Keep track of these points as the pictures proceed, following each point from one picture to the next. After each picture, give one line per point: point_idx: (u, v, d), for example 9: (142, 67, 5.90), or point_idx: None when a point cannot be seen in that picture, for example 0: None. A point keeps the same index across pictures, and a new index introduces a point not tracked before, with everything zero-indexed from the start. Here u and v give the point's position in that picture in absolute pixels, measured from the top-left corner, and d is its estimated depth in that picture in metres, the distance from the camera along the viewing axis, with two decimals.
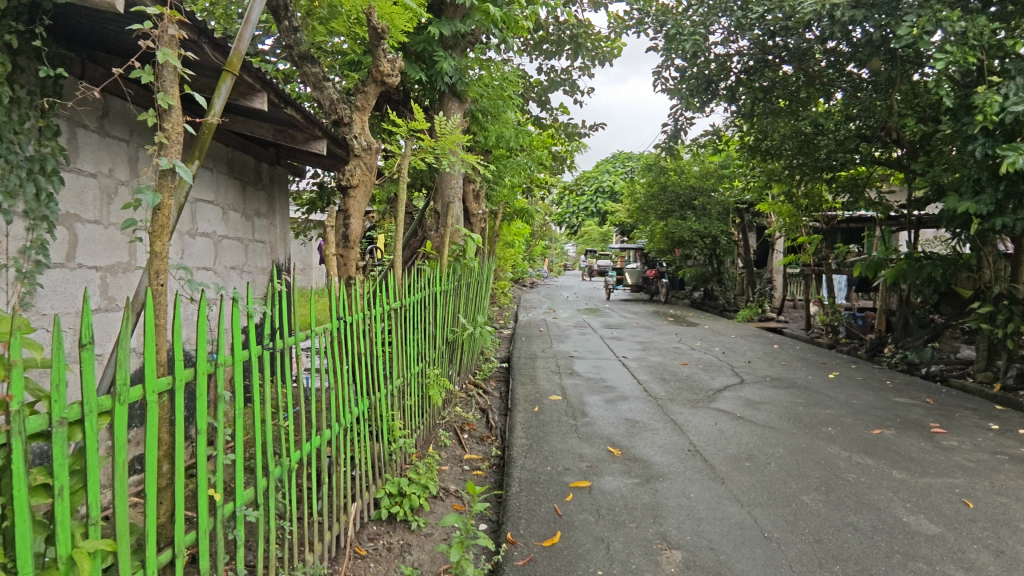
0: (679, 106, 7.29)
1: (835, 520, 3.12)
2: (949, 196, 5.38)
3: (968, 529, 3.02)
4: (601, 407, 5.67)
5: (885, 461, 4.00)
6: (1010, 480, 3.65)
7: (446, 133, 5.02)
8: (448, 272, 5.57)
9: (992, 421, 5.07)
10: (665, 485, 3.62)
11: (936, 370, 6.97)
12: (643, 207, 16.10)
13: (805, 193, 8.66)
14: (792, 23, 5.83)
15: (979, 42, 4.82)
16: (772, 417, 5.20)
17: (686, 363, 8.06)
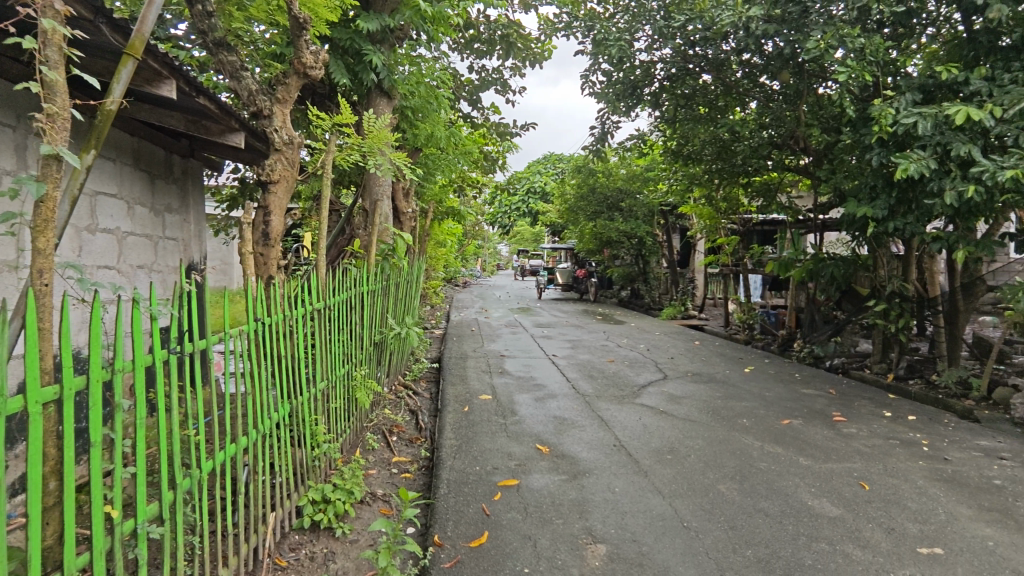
0: (607, 110, 7.46)
1: (748, 507, 3.29)
2: (849, 201, 5.82)
3: (864, 509, 3.27)
4: (531, 405, 5.72)
5: (793, 449, 4.26)
6: (900, 463, 3.99)
7: (373, 129, 4.90)
8: (376, 271, 5.43)
9: (885, 409, 5.52)
10: (591, 481, 3.70)
11: (839, 363, 7.52)
12: (573, 208, 16.43)
13: (723, 198, 9.10)
14: (711, 33, 6.10)
15: (875, 58, 5.24)
16: (692, 410, 5.43)
17: (613, 360, 8.28)
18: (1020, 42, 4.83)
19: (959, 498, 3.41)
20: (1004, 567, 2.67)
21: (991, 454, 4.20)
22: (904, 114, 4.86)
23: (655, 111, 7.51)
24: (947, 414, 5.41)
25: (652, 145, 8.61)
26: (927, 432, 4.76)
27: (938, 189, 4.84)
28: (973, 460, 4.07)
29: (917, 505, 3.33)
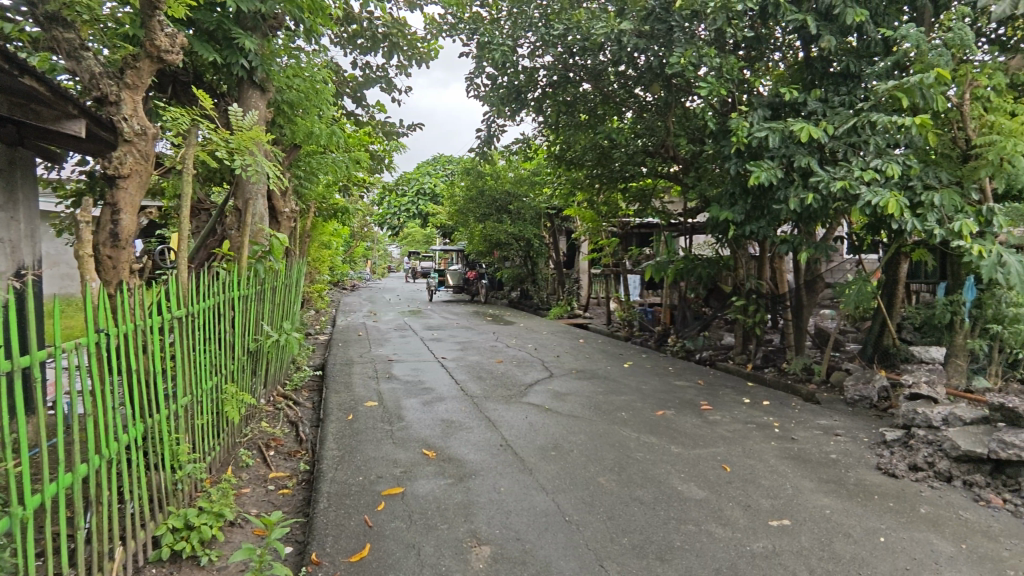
0: (491, 113, 7.49)
1: (625, 496, 3.45)
2: (712, 207, 6.32)
3: (726, 489, 3.55)
4: (419, 410, 5.61)
5: (666, 439, 4.55)
6: (756, 445, 4.40)
7: (246, 128, 4.59)
8: (248, 275, 5.03)
9: (745, 396, 6.08)
10: (476, 483, 3.70)
11: (707, 356, 8.16)
12: (463, 210, 16.43)
13: (604, 202, 9.53)
14: (589, 44, 6.34)
15: (731, 77, 5.74)
16: (576, 406, 5.63)
17: (501, 360, 8.37)
18: (846, 69, 5.56)
19: (804, 473, 3.83)
20: (838, 531, 3.02)
21: (829, 432, 4.76)
22: (756, 128, 5.37)
23: (539, 116, 7.69)
24: (795, 398, 6.06)
25: (537, 150, 8.80)
26: (779, 415, 5.29)
27: (785, 197, 5.39)
28: (814, 437, 4.58)
29: (769, 482, 3.68)
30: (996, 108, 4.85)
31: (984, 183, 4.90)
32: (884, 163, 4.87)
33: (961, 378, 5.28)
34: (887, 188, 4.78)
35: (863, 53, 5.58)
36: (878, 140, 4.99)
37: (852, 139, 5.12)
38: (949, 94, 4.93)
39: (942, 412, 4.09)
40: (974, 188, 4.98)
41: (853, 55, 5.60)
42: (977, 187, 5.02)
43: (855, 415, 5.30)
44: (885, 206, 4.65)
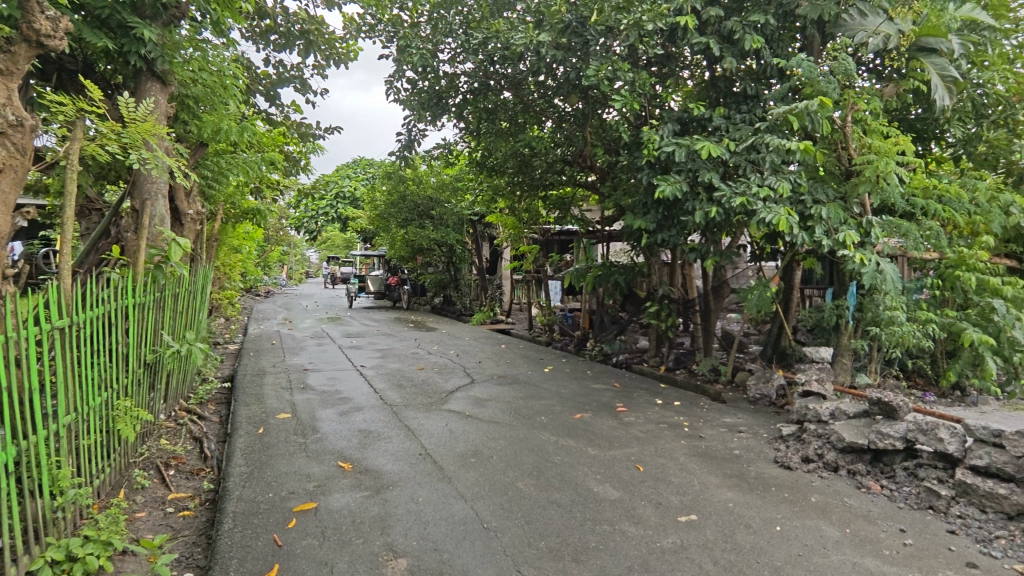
0: (411, 118, 7.41)
1: (543, 500, 3.50)
2: (628, 215, 6.57)
3: (639, 488, 3.68)
4: (335, 421, 5.41)
5: (583, 441, 4.66)
6: (667, 444, 4.60)
7: (138, 118, 4.23)
8: (146, 283, 4.65)
9: (658, 397, 6.34)
10: (394, 494, 3.61)
11: (623, 359, 8.45)
12: (384, 215, 16.09)
13: (525, 208, 9.65)
14: (508, 53, 6.39)
15: (643, 91, 5.97)
16: (496, 412, 5.65)
17: (422, 367, 8.26)
18: (746, 90, 5.96)
19: (710, 469, 4.04)
20: (740, 523, 3.21)
21: (733, 429, 5.05)
22: (665, 143, 5.65)
23: (459, 122, 7.68)
24: (703, 397, 6.40)
25: (458, 157, 8.78)
26: (688, 415, 5.56)
27: (692, 208, 5.68)
28: (720, 435, 4.85)
29: (679, 479, 3.85)
30: (873, 131, 5.36)
31: (864, 199, 5.39)
32: (776, 181, 5.27)
33: (846, 376, 5.78)
34: (780, 204, 5.18)
35: (761, 76, 6.00)
36: (773, 157, 5.37)
37: (752, 155, 5.48)
38: (835, 117, 5.39)
39: (830, 408, 4.45)
40: (855, 203, 5.47)
41: (753, 77, 6.00)
42: (858, 202, 5.53)
43: (756, 412, 5.66)
44: (777, 223, 5.01)
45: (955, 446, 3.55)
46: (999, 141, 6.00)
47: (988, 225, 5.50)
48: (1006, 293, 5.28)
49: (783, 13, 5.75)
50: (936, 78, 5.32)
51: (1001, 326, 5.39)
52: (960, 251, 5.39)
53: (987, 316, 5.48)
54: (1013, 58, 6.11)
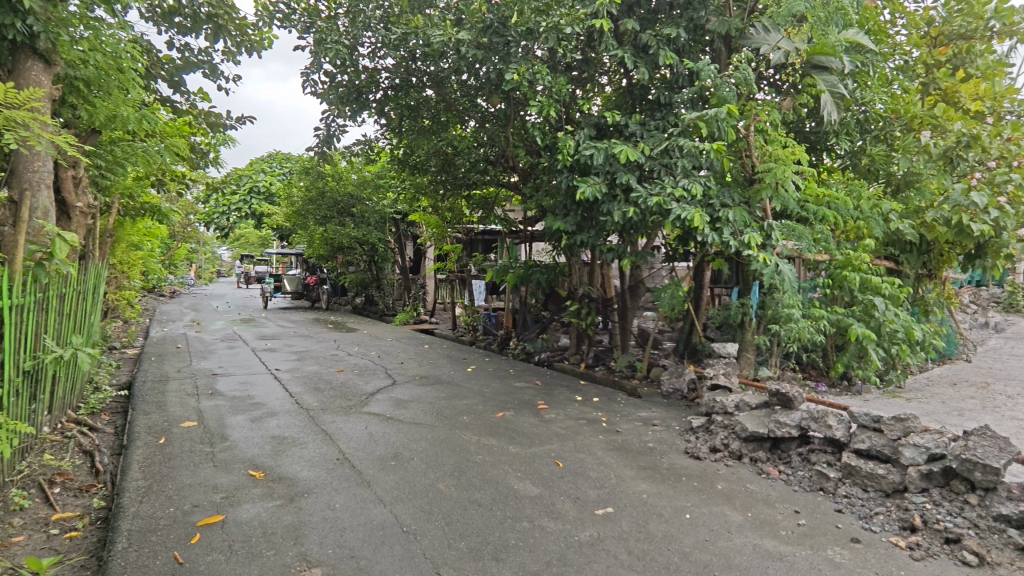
0: (329, 113, 7.11)
1: (464, 500, 3.49)
2: (548, 216, 6.70)
3: (558, 484, 3.76)
4: (246, 428, 5.13)
5: (504, 439, 4.70)
6: (586, 439, 4.72)
7: (20, 99, 3.76)
8: (25, 282, 4.17)
9: (578, 394, 6.50)
10: (310, 501, 3.48)
11: (545, 357, 8.61)
12: (301, 212, 15.47)
13: (448, 207, 9.60)
14: (429, 50, 6.32)
15: (560, 97, 6.11)
16: (418, 413, 5.57)
17: (341, 369, 8.02)
18: (660, 98, 6.22)
19: (625, 462, 4.18)
20: (653, 512, 3.35)
21: (648, 423, 5.25)
22: (584, 146, 5.82)
23: (381, 118, 7.51)
24: (621, 393, 6.62)
25: (380, 154, 8.56)
26: (606, 410, 5.73)
27: (609, 210, 5.87)
28: (636, 429, 5.03)
29: (596, 473, 3.96)
30: (773, 141, 5.77)
31: (765, 204, 5.81)
32: (689, 183, 5.53)
33: (750, 369, 6.17)
34: (691, 206, 5.44)
35: (674, 85, 6.27)
36: (685, 162, 5.64)
37: (665, 159, 5.72)
38: (740, 126, 5.75)
39: (735, 400, 4.72)
40: (757, 207, 5.86)
41: (666, 86, 6.27)
42: (760, 207, 5.92)
43: (669, 406, 5.93)
44: (690, 221, 5.32)
45: (842, 431, 3.89)
46: (880, 155, 6.61)
47: (870, 229, 6.05)
48: (885, 292, 5.84)
49: (694, 27, 6.16)
50: (828, 94, 5.78)
51: (881, 322, 5.95)
52: (847, 254, 5.90)
53: (869, 312, 6.02)
54: (892, 79, 6.74)
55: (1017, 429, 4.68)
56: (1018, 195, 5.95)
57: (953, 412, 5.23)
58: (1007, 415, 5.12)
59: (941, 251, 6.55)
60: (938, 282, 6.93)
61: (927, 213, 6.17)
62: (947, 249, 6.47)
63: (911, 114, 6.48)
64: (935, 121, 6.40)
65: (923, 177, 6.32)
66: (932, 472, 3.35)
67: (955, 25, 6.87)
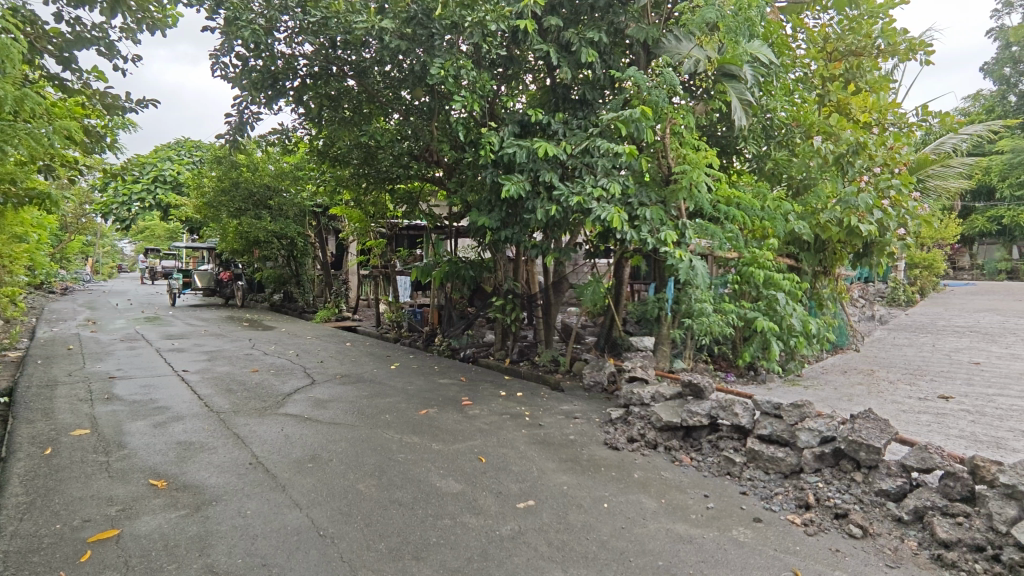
0: (242, 99, 6.66)
1: (384, 501, 3.41)
2: (473, 212, 6.69)
3: (480, 479, 3.76)
4: (147, 434, 4.77)
5: (427, 437, 4.64)
6: (508, 433, 4.76)
7: None
8: None
9: (502, 389, 6.54)
10: (218, 509, 3.29)
11: (470, 353, 8.59)
12: (212, 203, 14.55)
13: (372, 201, 9.39)
14: (350, 38, 6.12)
15: (483, 93, 6.12)
16: (338, 413, 5.41)
17: (256, 369, 7.64)
18: (583, 97, 6.37)
19: (547, 455, 4.26)
20: (572, 503, 3.42)
21: (569, 415, 5.37)
22: (508, 144, 5.85)
23: (299, 107, 7.16)
24: (544, 387, 6.73)
25: (298, 145, 8.16)
26: (530, 404, 5.81)
27: (533, 207, 5.95)
28: (557, 422, 5.12)
29: (518, 467, 4.00)
30: (687, 143, 6.02)
31: (680, 204, 6.06)
32: (608, 182, 5.68)
33: (666, 362, 6.45)
34: (610, 204, 5.60)
35: (596, 85, 6.42)
36: (605, 161, 5.79)
37: (587, 158, 5.86)
38: (657, 128, 5.95)
39: (651, 391, 4.91)
40: (673, 207, 6.11)
41: (589, 86, 6.42)
42: (676, 206, 6.17)
43: (590, 398, 6.10)
44: (609, 220, 5.47)
45: (747, 418, 4.14)
46: (782, 159, 7.06)
47: (774, 229, 6.47)
48: (786, 288, 6.24)
49: (614, 30, 6.34)
50: (736, 101, 6.13)
51: (782, 315, 6.36)
52: (753, 252, 6.25)
53: (772, 306, 6.42)
54: (794, 89, 7.19)
55: (896, 411, 5.16)
56: (898, 199, 6.60)
57: (843, 397, 5.70)
58: (888, 399, 5.65)
59: (834, 250, 7.05)
60: (832, 278, 7.48)
61: (822, 213, 6.62)
62: (840, 248, 6.97)
63: (810, 122, 6.93)
64: (830, 130, 6.85)
65: (820, 181, 6.79)
66: (824, 454, 3.64)
67: (848, 42, 7.45)
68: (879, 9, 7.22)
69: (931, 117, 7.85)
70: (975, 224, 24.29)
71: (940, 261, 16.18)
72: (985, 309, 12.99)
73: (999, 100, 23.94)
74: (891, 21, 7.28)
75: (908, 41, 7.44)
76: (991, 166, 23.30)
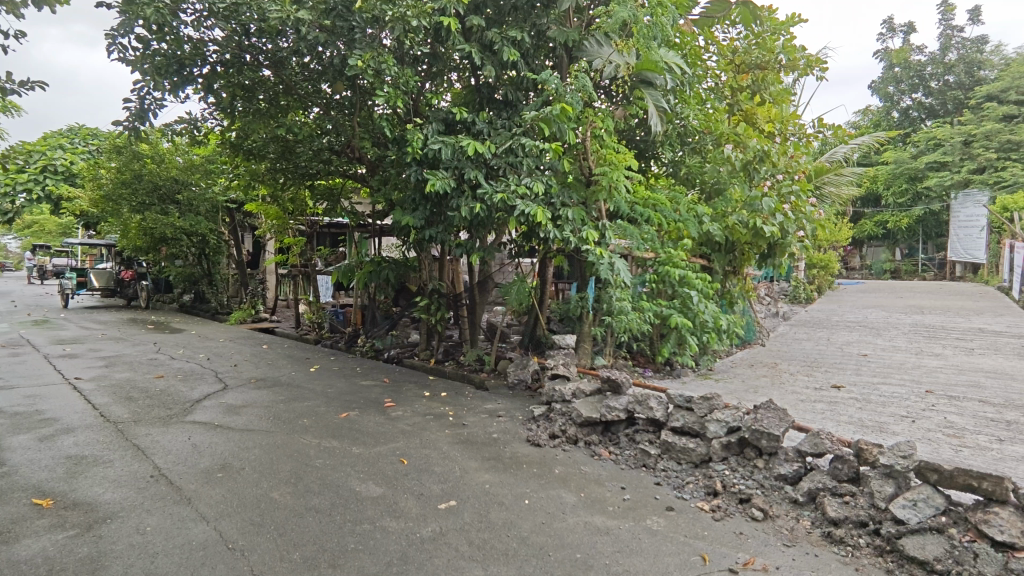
0: (144, 84, 6.15)
1: (300, 508, 3.29)
2: (396, 210, 6.55)
3: (402, 482, 3.71)
4: (30, 449, 4.34)
5: (347, 440, 4.52)
6: (431, 434, 4.72)
7: None
8: None
9: (426, 389, 6.48)
10: (113, 527, 3.05)
11: (394, 354, 8.43)
12: (110, 196, 13.45)
13: (290, 198, 9.02)
14: (265, 26, 5.84)
15: (406, 89, 6.04)
16: (252, 419, 5.16)
17: (161, 375, 7.13)
18: (507, 97, 6.43)
19: (470, 454, 4.26)
20: (494, 502, 3.44)
21: (493, 414, 5.40)
22: (432, 140, 5.79)
23: (209, 96, 6.73)
24: (469, 386, 6.73)
25: (209, 137, 7.67)
26: (454, 404, 5.78)
27: (458, 205, 5.94)
28: (481, 421, 5.13)
29: (440, 468, 3.97)
30: (607, 146, 6.22)
31: (601, 205, 6.25)
32: (532, 181, 5.76)
33: (587, 359, 6.64)
34: (534, 203, 5.67)
35: (519, 87, 6.48)
36: (529, 161, 5.87)
37: (511, 158, 5.90)
38: (578, 130, 6.09)
39: (572, 388, 5.01)
40: (593, 207, 6.29)
41: (513, 87, 6.47)
42: (597, 207, 6.36)
43: (514, 396, 6.16)
44: (533, 216, 5.55)
45: (661, 411, 4.30)
46: (695, 165, 7.43)
47: (687, 230, 6.81)
48: (699, 287, 6.58)
49: (537, 33, 6.42)
50: (652, 106, 6.41)
51: (695, 313, 6.70)
52: (669, 253, 6.54)
53: (686, 304, 6.74)
54: (705, 99, 7.57)
55: (795, 401, 5.56)
56: (798, 205, 7.04)
57: (750, 389, 6.08)
58: (789, 390, 6.08)
59: (742, 251, 7.43)
60: (741, 278, 7.90)
61: (731, 216, 7.02)
62: (747, 249, 7.33)
63: (720, 130, 7.29)
64: (738, 138, 7.25)
65: (729, 186, 7.18)
66: (730, 443, 3.86)
67: (754, 56, 7.93)
68: (781, 27, 7.74)
69: (826, 128, 8.50)
70: (863, 228, 26.70)
71: (834, 262, 17.61)
72: (871, 305, 14.29)
73: (884, 115, 26.35)
74: (791, 38, 7.82)
75: (806, 57, 8.05)
76: (878, 175, 25.59)
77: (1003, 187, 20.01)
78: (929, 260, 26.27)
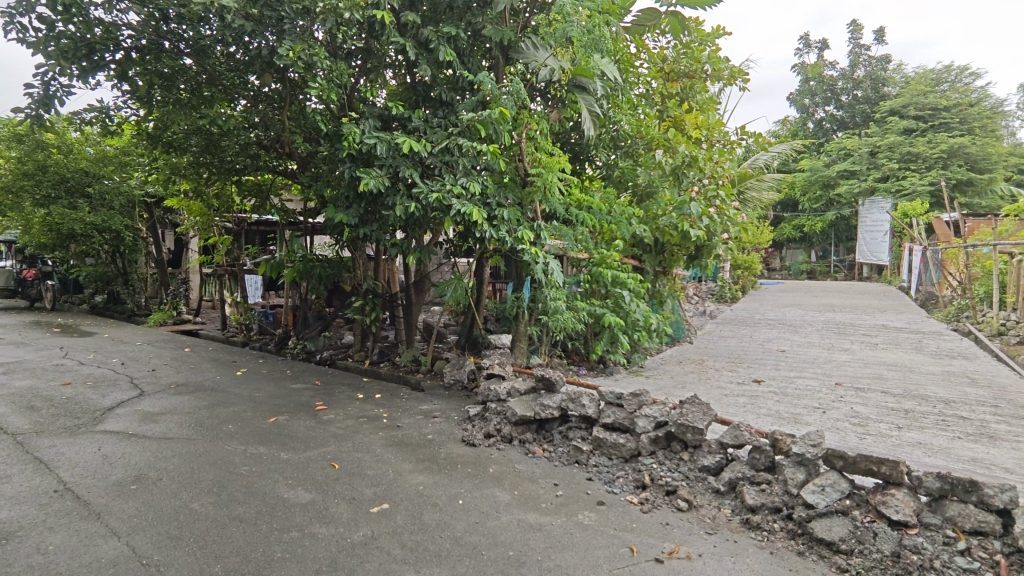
0: (48, 69, 5.69)
1: (223, 518, 3.15)
2: (328, 207, 6.32)
3: (333, 487, 3.61)
4: None
5: (275, 446, 4.35)
6: (364, 437, 4.62)
7: None
8: None
9: (360, 391, 6.34)
10: (10, 548, 2.81)
11: (327, 356, 8.20)
12: (9, 189, 12.33)
13: (215, 193, 8.60)
14: (185, 12, 5.52)
15: (339, 82, 5.89)
16: (171, 427, 4.88)
17: (68, 382, 6.62)
18: (441, 97, 6.37)
19: (404, 456, 4.20)
20: (428, 503, 3.41)
21: (428, 415, 5.35)
22: (367, 135, 5.64)
23: (122, 83, 6.29)
24: (405, 387, 6.64)
25: (124, 127, 7.18)
26: (388, 406, 5.69)
27: (393, 203, 5.85)
28: (416, 422, 5.08)
29: (373, 471, 3.90)
30: (541, 148, 6.30)
31: (536, 205, 6.33)
32: (468, 181, 5.74)
33: (522, 358, 6.70)
34: (470, 202, 5.65)
35: (455, 86, 6.45)
36: (465, 161, 5.84)
37: (447, 157, 5.86)
38: (514, 132, 6.13)
39: (507, 387, 5.02)
40: (529, 207, 6.36)
41: (448, 86, 6.44)
42: (532, 208, 6.43)
43: (451, 397, 6.13)
44: (469, 215, 5.54)
45: (593, 408, 4.39)
46: (627, 168, 7.63)
47: (619, 232, 7.02)
48: (630, 286, 6.78)
49: (472, 32, 6.40)
50: (586, 110, 6.57)
51: (627, 312, 6.91)
52: (602, 253, 6.72)
53: (618, 303, 6.94)
54: (637, 104, 7.81)
55: (719, 395, 5.84)
56: (722, 208, 7.36)
57: (678, 385, 6.34)
58: (714, 385, 6.37)
59: (672, 252, 7.68)
60: (671, 278, 8.17)
61: (661, 219, 7.27)
62: (675, 250, 7.59)
63: (651, 135, 7.53)
64: (667, 143, 7.52)
65: (659, 189, 7.41)
66: (658, 437, 4.00)
67: (683, 64, 8.24)
68: (707, 38, 8.08)
69: (748, 136, 8.95)
70: (783, 231, 28.32)
71: (756, 262, 18.57)
72: (789, 304, 15.19)
73: (801, 125, 28.09)
74: (716, 49, 8.19)
75: (729, 68, 8.44)
76: (796, 182, 27.23)
77: (904, 195, 21.70)
78: (840, 262, 28.17)
